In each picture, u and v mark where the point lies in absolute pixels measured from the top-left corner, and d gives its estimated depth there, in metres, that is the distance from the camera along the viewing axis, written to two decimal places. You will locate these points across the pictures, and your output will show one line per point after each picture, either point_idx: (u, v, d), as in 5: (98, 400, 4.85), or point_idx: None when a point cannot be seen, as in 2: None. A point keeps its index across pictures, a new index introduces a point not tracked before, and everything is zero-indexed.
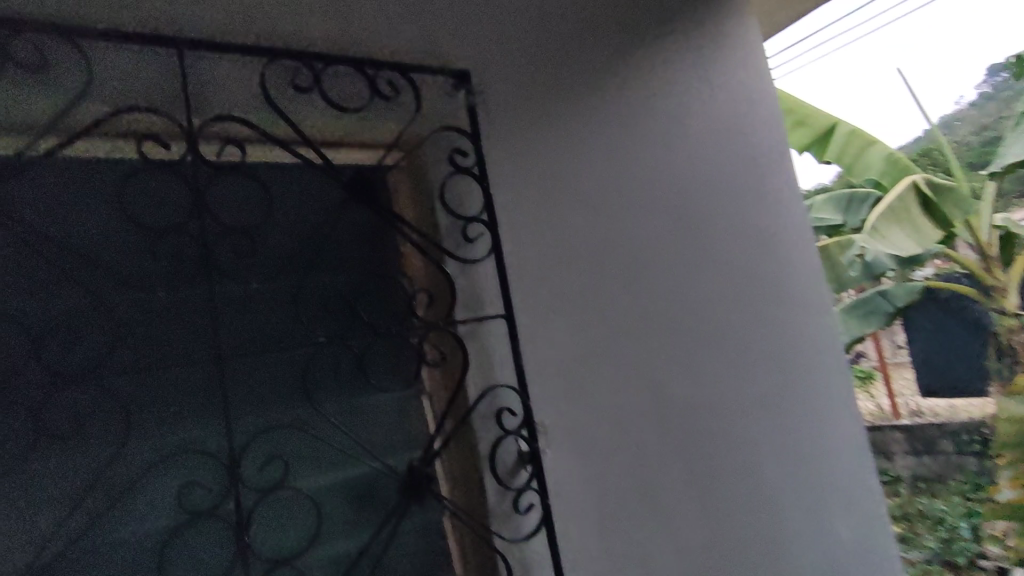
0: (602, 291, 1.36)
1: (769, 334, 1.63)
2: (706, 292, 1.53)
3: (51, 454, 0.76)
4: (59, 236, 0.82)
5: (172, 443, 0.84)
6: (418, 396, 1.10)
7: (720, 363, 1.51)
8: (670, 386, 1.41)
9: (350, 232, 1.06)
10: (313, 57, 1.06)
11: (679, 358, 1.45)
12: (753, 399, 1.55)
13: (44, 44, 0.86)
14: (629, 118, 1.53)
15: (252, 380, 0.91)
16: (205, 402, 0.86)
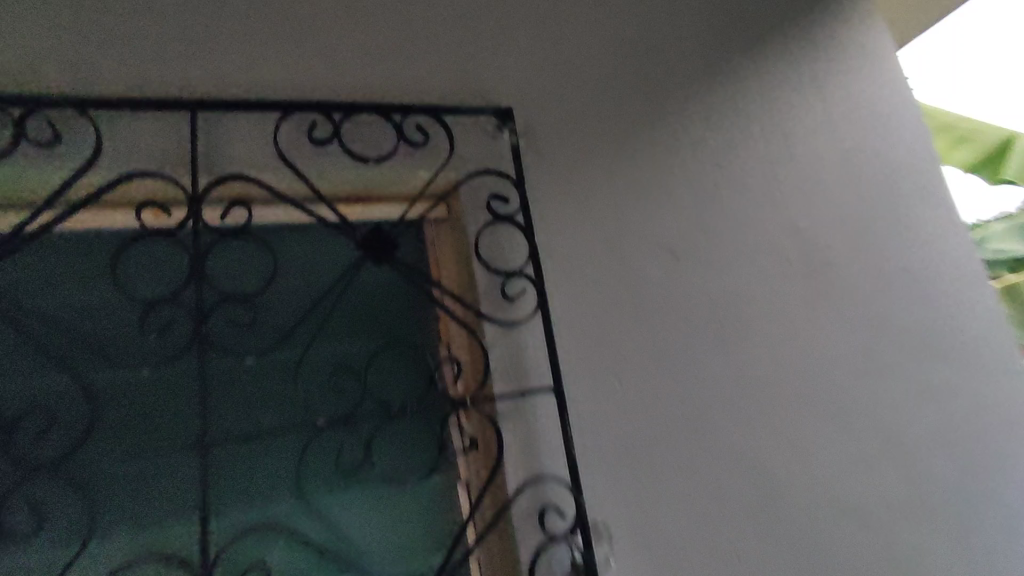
0: (683, 356, 1.11)
1: (925, 409, 1.24)
2: (826, 353, 1.21)
3: (11, 553, 0.71)
4: (46, 312, 0.78)
5: (142, 543, 0.76)
6: (442, 488, 0.92)
7: (854, 450, 1.16)
8: (782, 479, 1.09)
9: (367, 295, 0.94)
10: (332, 107, 0.98)
11: (793, 442, 1.13)
12: (906, 498, 1.16)
13: (57, 116, 0.85)
14: (716, 145, 1.29)
15: (238, 471, 0.82)
16: (182, 495, 0.78)
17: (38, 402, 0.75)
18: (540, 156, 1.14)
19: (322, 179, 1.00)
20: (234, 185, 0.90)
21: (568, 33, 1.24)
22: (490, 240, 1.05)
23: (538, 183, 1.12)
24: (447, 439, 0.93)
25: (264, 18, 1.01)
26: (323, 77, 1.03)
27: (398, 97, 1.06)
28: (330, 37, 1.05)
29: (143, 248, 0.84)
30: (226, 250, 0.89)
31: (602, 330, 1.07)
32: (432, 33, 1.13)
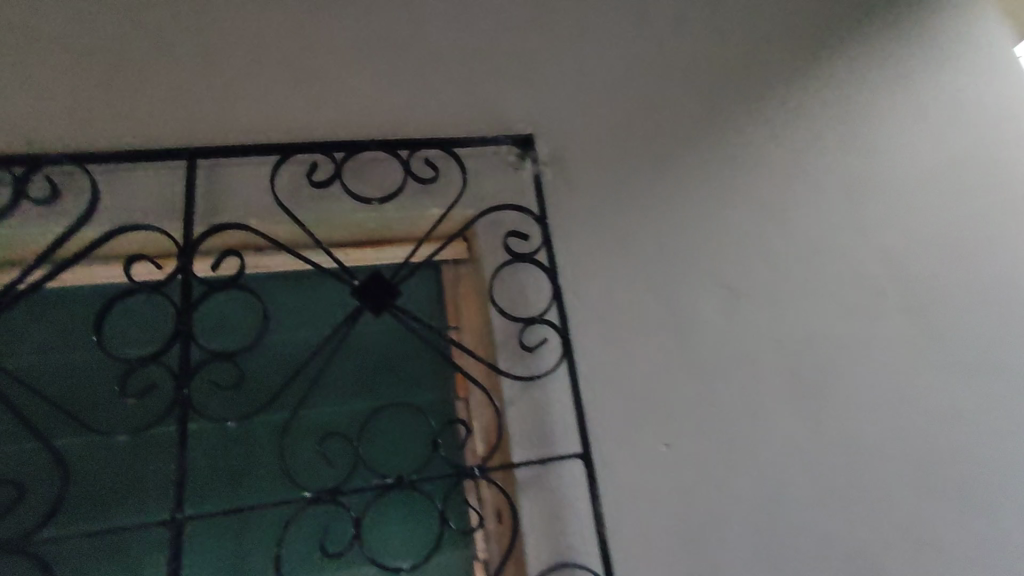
0: (741, 414, 0.93)
1: None
2: (926, 409, 0.99)
3: None
4: (35, 376, 0.77)
5: None
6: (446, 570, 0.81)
7: (966, 533, 0.94)
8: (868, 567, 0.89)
9: (365, 351, 0.87)
10: (333, 147, 0.91)
11: (883, 522, 0.92)
12: None
13: (58, 172, 0.85)
14: (782, 162, 1.10)
15: (215, 547, 0.75)
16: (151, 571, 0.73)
17: (11, 467, 0.73)
18: (571, 185, 1.01)
19: (326, 223, 0.93)
20: (228, 235, 0.85)
21: (604, 46, 1.11)
22: (510, 283, 0.93)
23: (568, 215, 0.99)
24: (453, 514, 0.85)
25: (268, 52, 0.96)
26: (329, 111, 0.95)
27: (410, 128, 0.98)
28: (338, 68, 0.98)
29: (132, 304, 0.82)
30: (216, 304, 0.85)
31: (643, 384, 0.91)
32: (450, 57, 1.03)
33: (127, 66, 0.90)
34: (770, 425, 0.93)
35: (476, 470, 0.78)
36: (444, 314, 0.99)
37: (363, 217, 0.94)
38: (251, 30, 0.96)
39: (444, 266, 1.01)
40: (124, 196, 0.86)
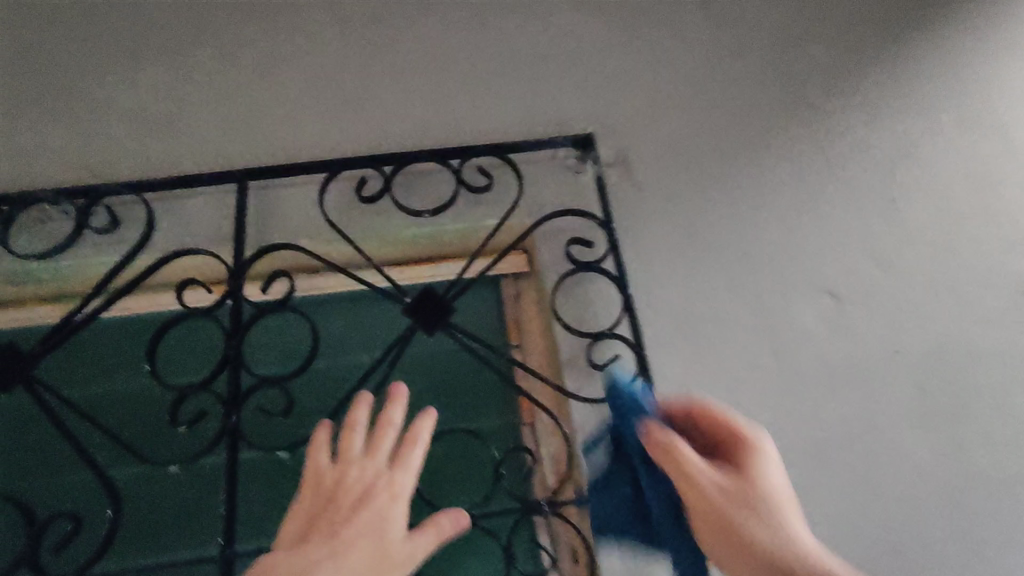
0: (854, 438, 0.79)
1: None
2: None
3: None
4: (96, 406, 0.78)
5: None
6: None
7: None
8: None
9: (420, 374, 0.82)
10: (381, 160, 0.87)
11: None
12: None
13: (118, 203, 0.86)
14: (882, 146, 0.96)
15: None
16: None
17: (64, 500, 0.71)
18: (638, 187, 0.92)
19: (378, 239, 0.88)
20: (279, 255, 0.83)
21: (668, 35, 1.01)
22: (575, 295, 0.83)
23: (636, 219, 0.90)
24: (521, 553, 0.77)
25: (318, 72, 0.95)
26: (378, 124, 0.92)
27: (461, 135, 0.92)
28: (387, 81, 0.94)
29: (181, 329, 0.80)
30: (265, 328, 0.82)
31: (731, 406, 0.79)
32: (500, 60, 0.98)
33: (185, 97, 0.92)
34: (891, 450, 0.79)
35: (543, 504, 0.69)
36: (505, 331, 0.92)
37: (415, 232, 0.89)
38: (301, 51, 0.96)
39: (504, 280, 0.94)
40: (179, 222, 0.86)
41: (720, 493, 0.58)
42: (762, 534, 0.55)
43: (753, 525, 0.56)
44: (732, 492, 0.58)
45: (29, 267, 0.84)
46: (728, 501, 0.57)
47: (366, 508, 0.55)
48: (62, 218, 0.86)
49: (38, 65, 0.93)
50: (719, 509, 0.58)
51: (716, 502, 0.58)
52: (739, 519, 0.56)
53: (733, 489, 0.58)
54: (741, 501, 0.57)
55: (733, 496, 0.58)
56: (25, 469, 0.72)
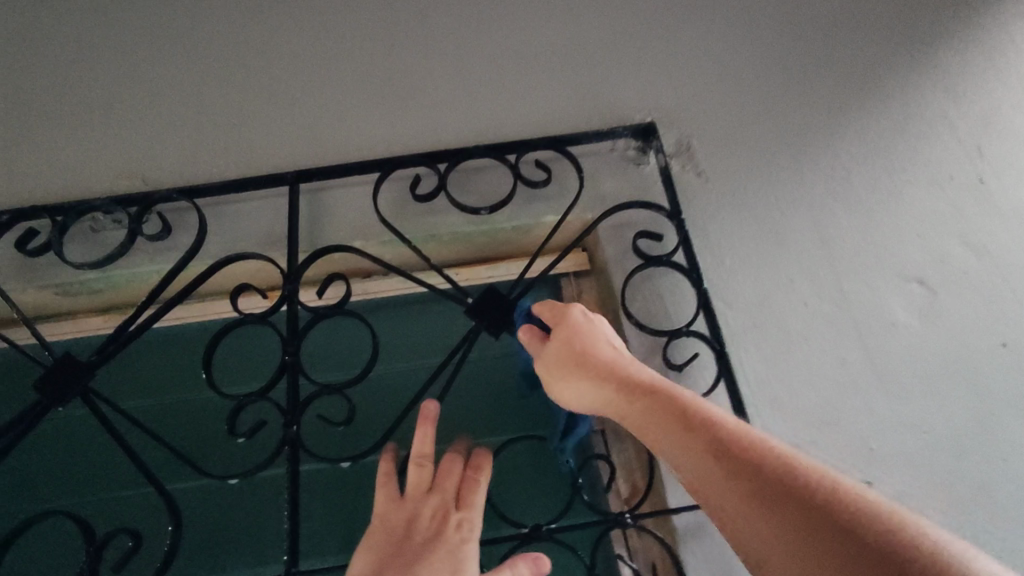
0: (962, 440, 0.72)
1: None
2: None
3: None
4: (155, 413, 0.76)
5: None
6: None
7: None
8: None
9: (485, 376, 0.78)
10: (437, 157, 0.84)
11: None
12: None
13: (169, 209, 0.85)
14: (969, 124, 0.89)
15: None
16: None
17: (125, 516, 0.68)
18: (705, 176, 0.87)
19: (433, 239, 0.85)
20: (334, 258, 0.80)
21: (727, 18, 0.97)
22: (645, 292, 0.79)
23: (704, 209, 0.84)
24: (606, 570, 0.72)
25: (366, 70, 0.92)
26: (430, 122, 0.89)
27: (516, 130, 0.89)
28: (438, 78, 0.92)
29: (237, 337, 0.78)
30: (320, 334, 0.79)
31: (822, 405, 0.73)
32: (552, 50, 0.94)
33: (234, 100, 0.91)
34: (1007, 453, 0.71)
35: (628, 517, 0.64)
36: None
37: (472, 229, 0.85)
38: (348, 50, 0.94)
39: (564, 280, 0.93)
40: (230, 227, 0.84)
41: (570, 354, 0.63)
42: (620, 381, 0.58)
43: (603, 374, 0.59)
44: (585, 349, 0.62)
45: (83, 277, 0.82)
46: (579, 360, 0.62)
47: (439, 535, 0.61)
48: (113, 227, 0.84)
49: (87, 74, 0.92)
50: (575, 368, 0.62)
51: (573, 363, 0.62)
52: (593, 371, 0.60)
53: (584, 349, 0.62)
54: (592, 357, 0.61)
55: (584, 354, 0.62)
56: (81, 484, 0.70)
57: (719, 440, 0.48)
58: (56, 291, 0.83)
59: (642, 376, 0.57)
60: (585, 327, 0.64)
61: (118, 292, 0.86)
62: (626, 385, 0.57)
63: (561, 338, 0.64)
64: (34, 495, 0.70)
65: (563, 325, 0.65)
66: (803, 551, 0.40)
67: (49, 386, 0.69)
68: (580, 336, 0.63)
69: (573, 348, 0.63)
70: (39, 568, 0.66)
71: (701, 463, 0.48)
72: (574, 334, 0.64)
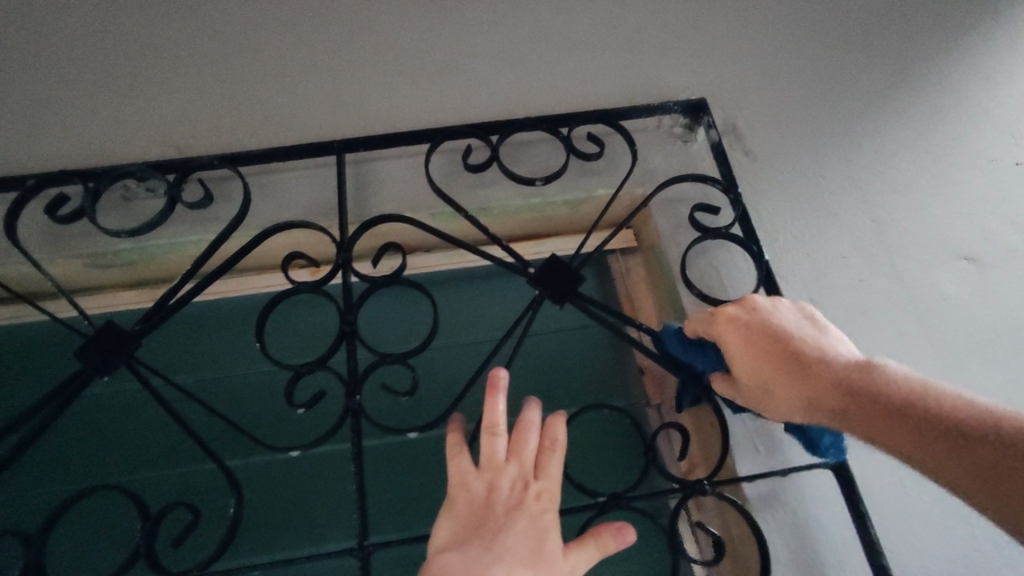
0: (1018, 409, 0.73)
1: None
2: None
3: None
4: (201, 388, 0.74)
5: None
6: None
7: None
8: None
9: (544, 352, 0.80)
10: (488, 128, 0.82)
11: None
12: None
13: (209, 178, 0.81)
14: (1001, 110, 0.93)
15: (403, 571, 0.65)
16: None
17: (184, 490, 0.66)
18: (753, 152, 0.88)
19: (485, 213, 0.83)
20: (387, 229, 0.77)
21: (766, 3, 0.98)
22: (701, 265, 0.79)
23: (755, 185, 0.85)
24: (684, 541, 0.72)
25: (411, 42, 0.91)
26: (478, 96, 0.88)
27: (565, 105, 0.88)
28: (484, 52, 0.91)
29: (298, 305, 0.77)
30: (377, 306, 0.79)
31: None
32: (598, 28, 0.94)
33: (274, 70, 0.88)
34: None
35: (707, 485, 0.63)
36: (629, 300, 0.89)
37: (524, 202, 0.83)
38: (391, 22, 0.92)
39: (612, 258, 0.93)
40: (274, 197, 0.81)
41: (751, 359, 0.57)
42: (822, 377, 0.52)
43: (799, 374, 0.54)
44: (766, 348, 0.57)
45: (116, 247, 0.78)
46: (764, 365, 0.56)
47: (523, 509, 0.57)
48: (148, 195, 0.80)
49: (115, 38, 0.88)
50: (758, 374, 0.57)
51: (755, 366, 0.57)
52: (785, 372, 0.55)
53: (765, 350, 0.57)
54: (777, 357, 0.56)
55: (766, 355, 0.56)
56: (135, 458, 0.68)
57: (986, 445, 0.43)
58: (85, 261, 0.78)
59: (846, 367, 0.51)
60: (754, 322, 0.58)
61: (151, 265, 0.82)
62: (833, 382, 0.52)
63: (733, 346, 0.59)
64: (86, 470, 0.67)
65: (729, 331, 0.59)
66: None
67: (93, 356, 0.65)
68: (755, 336, 0.58)
69: (752, 354, 0.57)
70: (101, 541, 0.65)
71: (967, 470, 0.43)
72: (747, 337, 0.58)
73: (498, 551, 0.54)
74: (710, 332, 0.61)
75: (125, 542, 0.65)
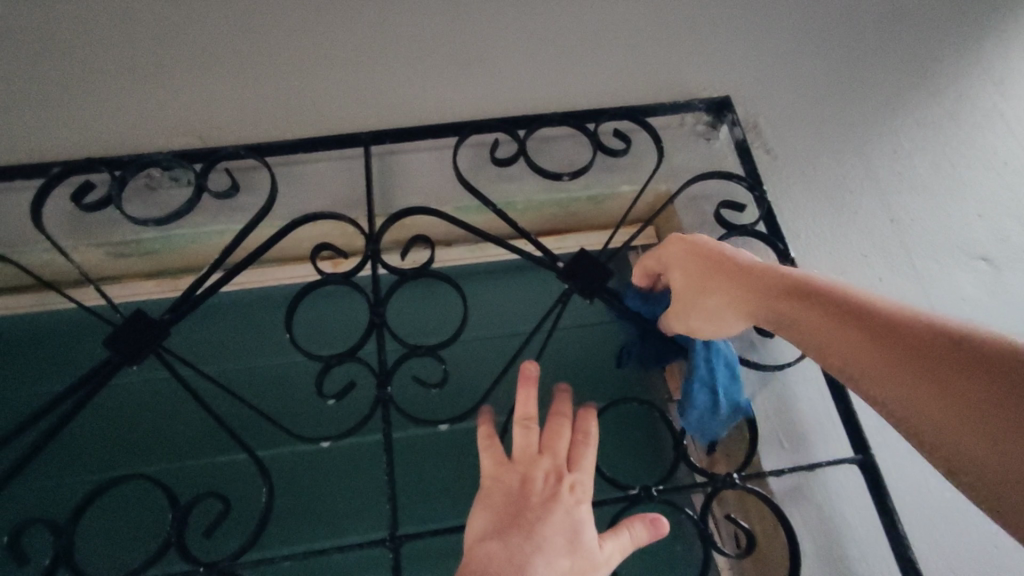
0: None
1: None
2: None
3: None
4: (228, 378, 0.74)
5: None
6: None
7: None
8: None
9: (569, 348, 0.81)
10: (516, 123, 0.82)
11: None
12: None
13: (234, 168, 0.81)
14: (1017, 114, 0.94)
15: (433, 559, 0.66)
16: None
17: (213, 481, 0.66)
18: (776, 151, 0.88)
19: (509, 207, 0.84)
20: (414, 221, 0.77)
21: (787, 4, 0.99)
22: None
23: (777, 183, 0.86)
24: (711, 534, 0.73)
25: (436, 36, 0.91)
26: (503, 90, 0.88)
27: (590, 100, 0.88)
28: (509, 47, 0.91)
29: (322, 296, 0.77)
30: (405, 299, 0.79)
31: None
32: (622, 25, 0.94)
33: (298, 60, 0.87)
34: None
35: (737, 479, 0.64)
36: None
37: (549, 196, 0.84)
38: (416, 15, 0.92)
39: (633, 255, 0.92)
40: (300, 187, 0.80)
41: (697, 279, 0.62)
42: (751, 287, 0.57)
43: (742, 290, 0.58)
44: (715, 271, 0.61)
45: (141, 236, 0.77)
46: (709, 282, 0.60)
47: (558, 501, 0.57)
48: (173, 183, 0.79)
49: (139, 27, 0.87)
50: (701, 293, 0.61)
51: (696, 285, 0.62)
52: (726, 287, 0.59)
53: (709, 270, 0.61)
54: (722, 276, 0.60)
55: (711, 275, 0.60)
56: (163, 446, 0.68)
57: (875, 328, 0.48)
58: (109, 250, 0.78)
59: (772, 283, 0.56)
60: (702, 248, 0.63)
61: (175, 255, 0.82)
62: (765, 292, 0.56)
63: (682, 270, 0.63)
64: (113, 460, 0.67)
65: (679, 258, 0.64)
66: (998, 432, 0.40)
67: (122, 344, 0.65)
68: (702, 259, 0.62)
69: (699, 274, 0.62)
70: (129, 532, 0.65)
71: (877, 356, 0.47)
72: (695, 259, 0.62)
73: (535, 541, 0.54)
74: (662, 259, 0.66)
75: (154, 530, 0.65)
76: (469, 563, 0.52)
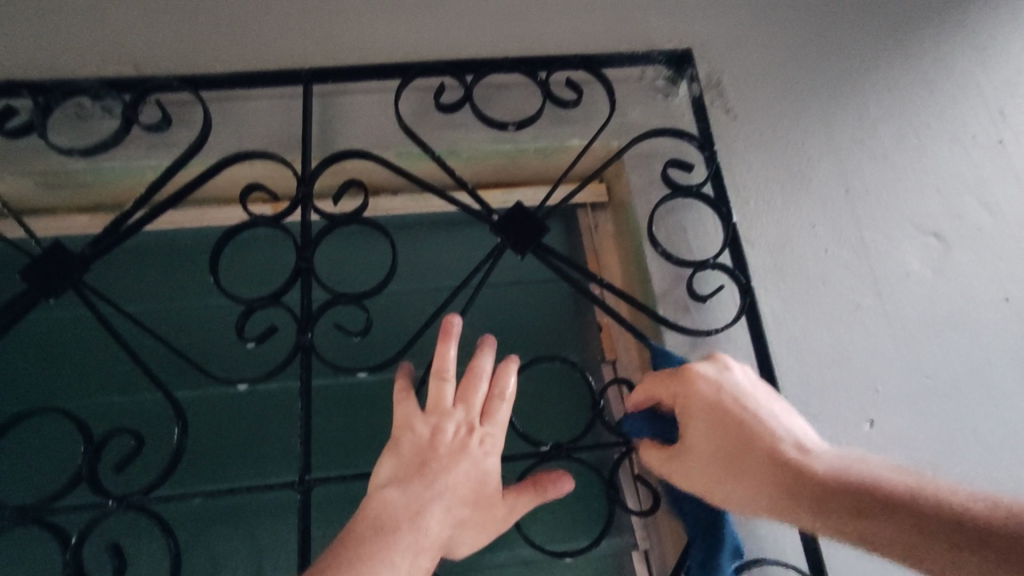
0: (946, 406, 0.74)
1: None
2: None
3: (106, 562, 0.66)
4: (155, 317, 0.74)
5: (240, 561, 0.66)
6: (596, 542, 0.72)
7: None
8: None
9: (502, 305, 0.81)
10: (463, 67, 0.78)
11: None
12: None
13: (170, 100, 0.78)
14: (994, 86, 0.91)
15: (347, 496, 0.70)
16: (280, 532, 0.68)
17: (129, 416, 0.69)
18: (738, 112, 0.85)
19: (454, 155, 0.81)
20: (350, 166, 0.75)
21: None
22: (668, 224, 0.78)
23: (732, 145, 0.83)
24: (622, 490, 0.74)
25: None
26: (457, 32, 0.84)
27: (547, 48, 0.84)
28: None
29: (254, 245, 0.78)
30: (336, 250, 0.80)
31: (835, 346, 0.74)
32: None
33: None
34: (979, 428, 0.73)
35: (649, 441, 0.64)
36: (598, 260, 0.88)
37: (494, 146, 0.81)
38: None
39: (582, 212, 0.90)
40: (236, 125, 0.77)
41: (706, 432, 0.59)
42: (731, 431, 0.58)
43: (758, 456, 0.56)
44: (718, 421, 0.59)
45: (68, 167, 0.75)
46: (725, 449, 0.58)
47: (467, 453, 0.57)
48: (103, 114, 0.76)
49: None
50: (713, 461, 0.59)
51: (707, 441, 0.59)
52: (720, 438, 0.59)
53: (734, 427, 0.58)
54: (743, 447, 0.57)
55: (742, 438, 0.58)
56: (84, 382, 0.70)
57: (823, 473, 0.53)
58: (38, 179, 0.76)
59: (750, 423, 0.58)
60: (713, 395, 0.60)
61: (106, 190, 0.79)
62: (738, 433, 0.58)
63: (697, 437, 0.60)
64: (34, 393, 0.70)
65: (711, 407, 0.59)
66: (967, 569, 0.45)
67: (39, 276, 0.64)
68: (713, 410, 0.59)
69: (730, 445, 0.58)
70: (46, 461, 0.68)
71: (830, 496, 0.52)
72: (713, 419, 0.59)
73: (435, 493, 0.54)
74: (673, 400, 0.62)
75: (74, 459, 0.68)
76: (366, 507, 0.52)
